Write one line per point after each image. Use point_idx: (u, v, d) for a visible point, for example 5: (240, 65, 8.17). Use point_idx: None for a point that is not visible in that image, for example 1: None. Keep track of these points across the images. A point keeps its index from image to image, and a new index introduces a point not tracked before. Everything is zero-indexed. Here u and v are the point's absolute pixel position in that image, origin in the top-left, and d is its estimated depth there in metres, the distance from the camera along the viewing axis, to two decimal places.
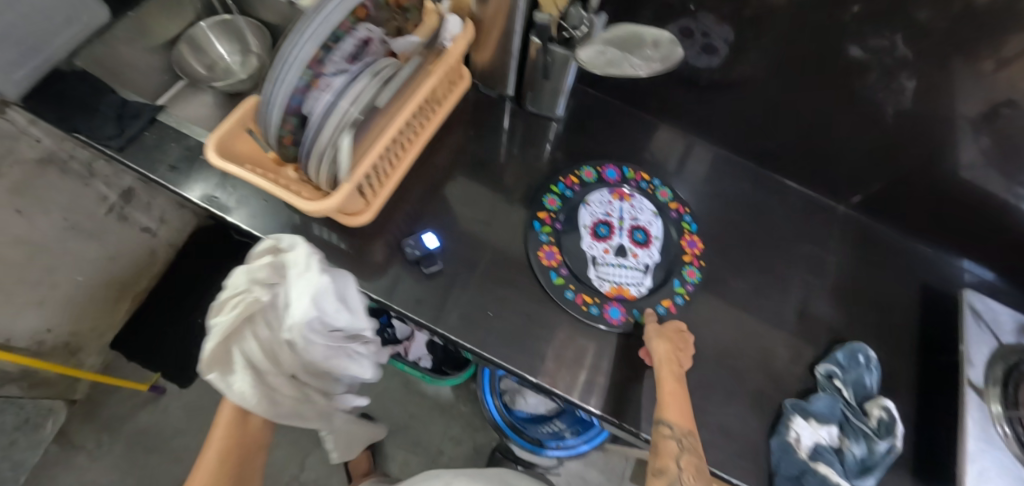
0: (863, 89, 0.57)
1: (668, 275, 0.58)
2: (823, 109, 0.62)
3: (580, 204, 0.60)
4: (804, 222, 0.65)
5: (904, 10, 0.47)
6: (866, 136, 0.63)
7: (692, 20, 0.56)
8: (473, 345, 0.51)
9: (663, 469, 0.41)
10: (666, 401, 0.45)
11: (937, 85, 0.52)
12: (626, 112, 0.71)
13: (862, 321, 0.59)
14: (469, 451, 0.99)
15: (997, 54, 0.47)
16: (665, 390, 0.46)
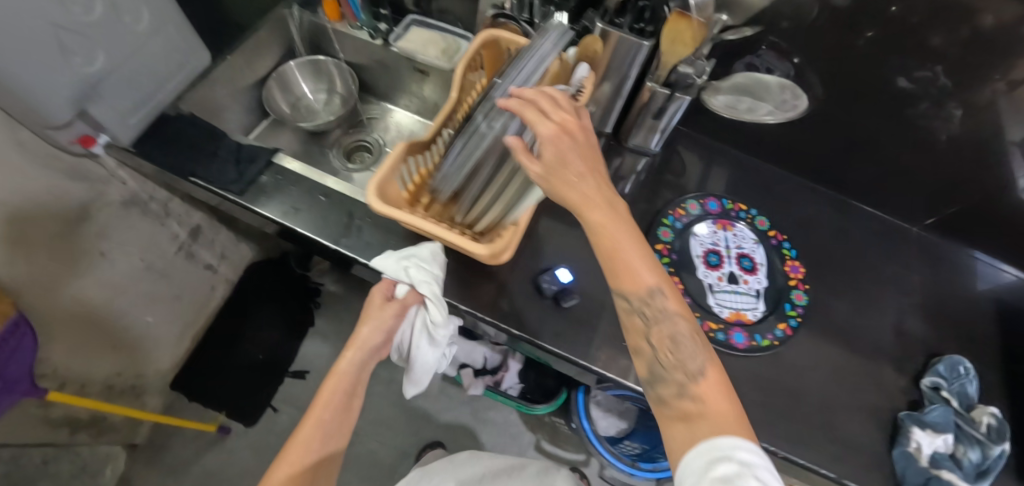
0: (912, 115, 0.60)
1: (779, 299, 0.62)
2: (884, 137, 0.65)
3: (690, 235, 0.64)
4: (884, 245, 0.71)
5: (928, 45, 0.52)
6: (923, 163, 0.65)
7: (755, 56, 0.60)
8: (617, 375, 0.55)
9: (639, 347, 0.40)
10: (621, 274, 0.38)
11: (983, 114, 0.55)
12: (713, 145, 0.75)
13: (952, 335, 0.64)
14: None
15: (1005, 76, 0.51)
16: (603, 251, 0.38)
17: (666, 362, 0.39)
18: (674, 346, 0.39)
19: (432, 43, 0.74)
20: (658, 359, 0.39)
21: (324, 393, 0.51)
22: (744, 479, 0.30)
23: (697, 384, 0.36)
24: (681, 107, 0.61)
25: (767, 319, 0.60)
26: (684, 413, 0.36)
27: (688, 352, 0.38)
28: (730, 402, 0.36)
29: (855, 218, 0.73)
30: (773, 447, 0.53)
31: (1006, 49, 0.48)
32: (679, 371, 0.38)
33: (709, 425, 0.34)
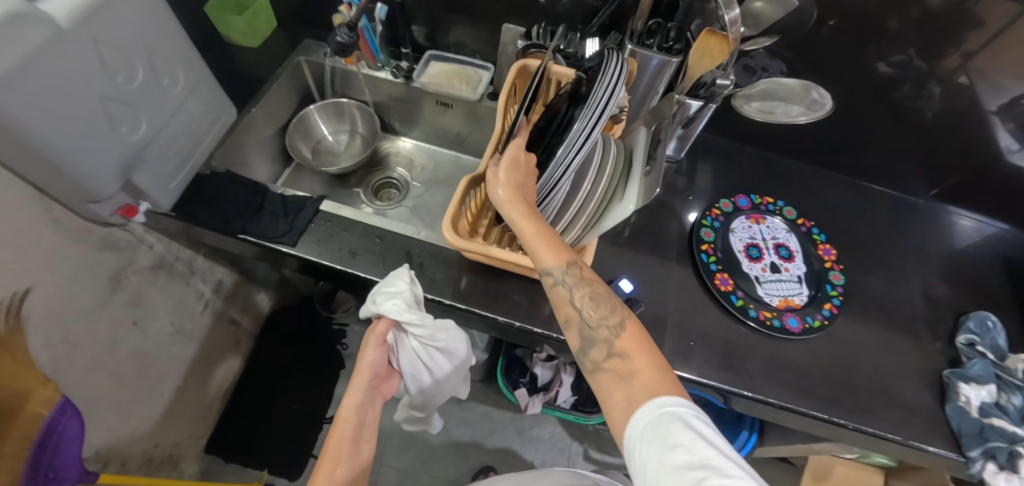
0: (898, 98, 0.67)
1: (821, 282, 0.66)
2: (877, 122, 0.71)
3: (729, 232, 0.68)
4: (897, 220, 0.77)
5: (899, 36, 0.60)
6: (914, 142, 0.72)
7: (748, 58, 0.68)
8: (696, 375, 0.58)
9: (566, 321, 0.42)
10: (535, 247, 0.42)
11: (958, 91, 0.63)
12: (728, 145, 0.80)
13: (971, 294, 0.70)
14: None
15: (960, 49, 0.59)
16: (529, 238, 0.43)
17: (593, 324, 0.40)
18: (594, 309, 0.41)
19: (455, 77, 0.77)
20: (584, 323, 0.41)
21: (328, 455, 0.39)
22: (676, 432, 0.32)
23: (620, 339, 0.38)
24: (706, 116, 0.62)
25: (813, 301, 0.64)
26: (618, 374, 0.37)
27: (606, 309, 0.40)
28: (657, 355, 0.37)
29: (867, 198, 0.78)
30: (845, 420, 0.57)
31: (963, 26, 0.57)
32: (603, 328, 0.39)
33: (642, 375, 0.35)
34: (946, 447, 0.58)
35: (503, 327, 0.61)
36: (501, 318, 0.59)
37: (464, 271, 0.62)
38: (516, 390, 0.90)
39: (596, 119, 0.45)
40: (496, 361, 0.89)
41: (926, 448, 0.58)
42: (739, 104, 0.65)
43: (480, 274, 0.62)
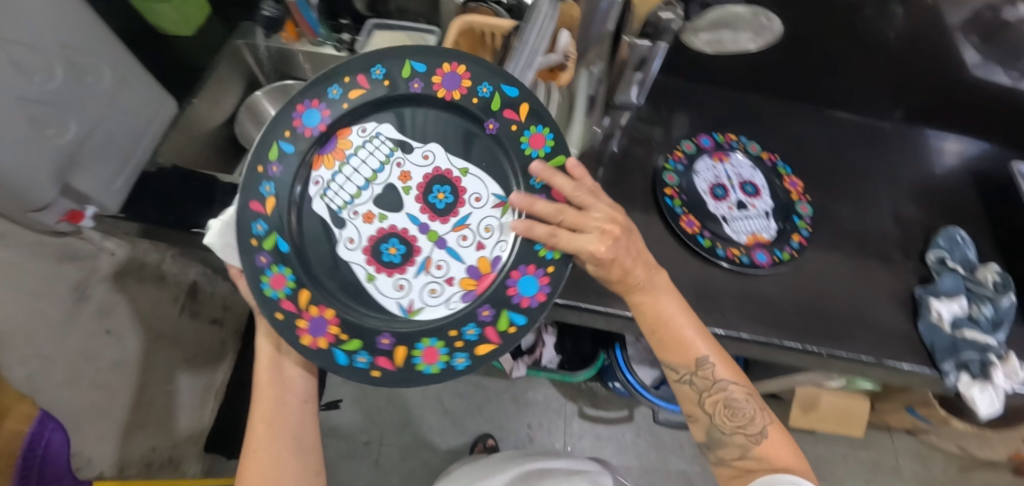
0: (858, 21, 0.65)
1: (788, 215, 0.65)
2: (840, 47, 0.69)
3: (692, 175, 0.67)
4: (866, 144, 0.75)
5: None
6: (880, 63, 0.70)
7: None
8: None
9: (696, 415, 0.52)
10: (669, 348, 0.50)
11: (921, 4, 0.61)
12: (690, 85, 0.77)
13: (939, 212, 0.70)
14: (594, 441, 1.02)
15: None
16: (667, 335, 0.50)
17: (728, 428, 0.50)
18: (728, 412, 0.50)
19: (398, 41, 0.72)
20: (717, 424, 0.50)
21: (256, 401, 0.49)
22: None
23: (756, 442, 0.49)
24: (659, 56, 0.60)
25: (781, 235, 0.63)
26: (748, 469, 0.49)
27: (742, 415, 0.50)
28: (783, 453, 0.48)
29: (833, 126, 0.76)
30: (816, 348, 0.57)
31: None
32: (739, 434, 0.49)
33: (766, 469, 0.47)
34: (916, 363, 0.58)
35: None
36: None
37: None
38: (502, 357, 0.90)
39: None
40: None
41: (899, 366, 0.58)
42: (688, 40, 0.59)
43: None
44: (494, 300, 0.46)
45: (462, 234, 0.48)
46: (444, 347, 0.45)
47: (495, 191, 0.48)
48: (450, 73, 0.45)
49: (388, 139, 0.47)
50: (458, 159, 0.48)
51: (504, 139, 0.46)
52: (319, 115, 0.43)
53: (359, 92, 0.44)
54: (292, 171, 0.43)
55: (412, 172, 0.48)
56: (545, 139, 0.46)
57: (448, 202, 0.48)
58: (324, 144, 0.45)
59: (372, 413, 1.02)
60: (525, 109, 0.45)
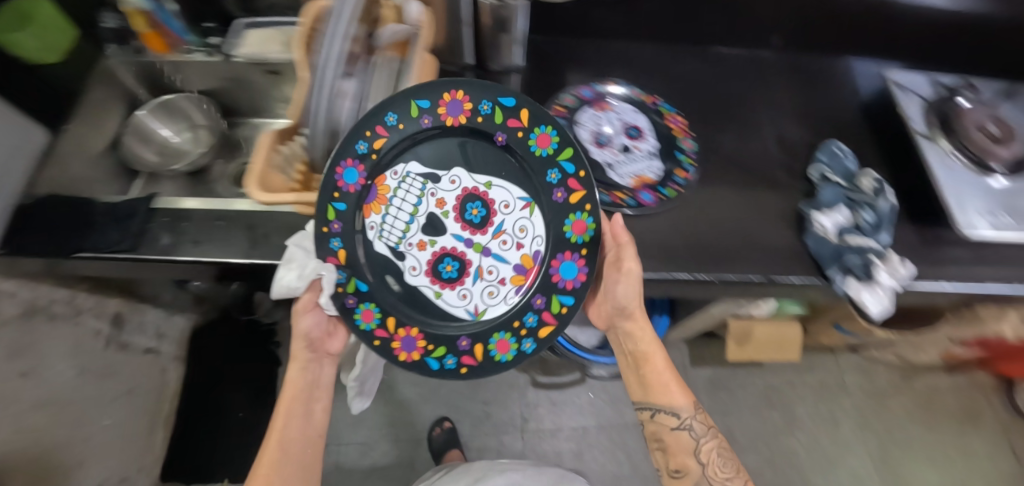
0: None
1: (669, 153, 0.66)
2: None
3: (576, 125, 0.67)
4: (751, 75, 0.76)
5: None
6: None
7: None
8: None
9: (689, 468, 0.56)
10: (671, 391, 0.58)
11: None
12: (572, 41, 0.76)
13: (823, 131, 0.71)
14: (550, 407, 1.04)
15: None
16: (664, 370, 0.58)
17: (715, 480, 0.55)
18: (716, 460, 0.56)
19: (271, 39, 0.72)
20: (707, 477, 0.55)
21: (283, 406, 0.56)
22: None
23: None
24: (518, 14, 0.61)
25: (666, 173, 0.65)
26: None
27: (730, 469, 0.55)
28: None
29: (718, 62, 0.77)
30: (707, 276, 0.58)
31: None
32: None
33: None
34: (803, 275, 0.60)
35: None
36: None
37: None
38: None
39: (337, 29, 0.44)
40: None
41: (788, 281, 0.60)
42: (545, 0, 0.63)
43: None
44: (547, 287, 0.51)
45: (503, 239, 0.52)
46: (512, 337, 0.51)
47: (518, 195, 0.52)
48: (451, 101, 0.49)
49: (418, 175, 0.52)
50: (480, 175, 0.52)
51: (512, 145, 0.50)
52: (356, 169, 0.48)
53: (382, 141, 0.49)
54: (349, 223, 0.50)
55: (446, 196, 0.52)
56: (550, 137, 0.50)
57: (483, 215, 0.52)
58: (368, 195, 0.50)
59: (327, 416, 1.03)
60: (527, 113, 0.49)
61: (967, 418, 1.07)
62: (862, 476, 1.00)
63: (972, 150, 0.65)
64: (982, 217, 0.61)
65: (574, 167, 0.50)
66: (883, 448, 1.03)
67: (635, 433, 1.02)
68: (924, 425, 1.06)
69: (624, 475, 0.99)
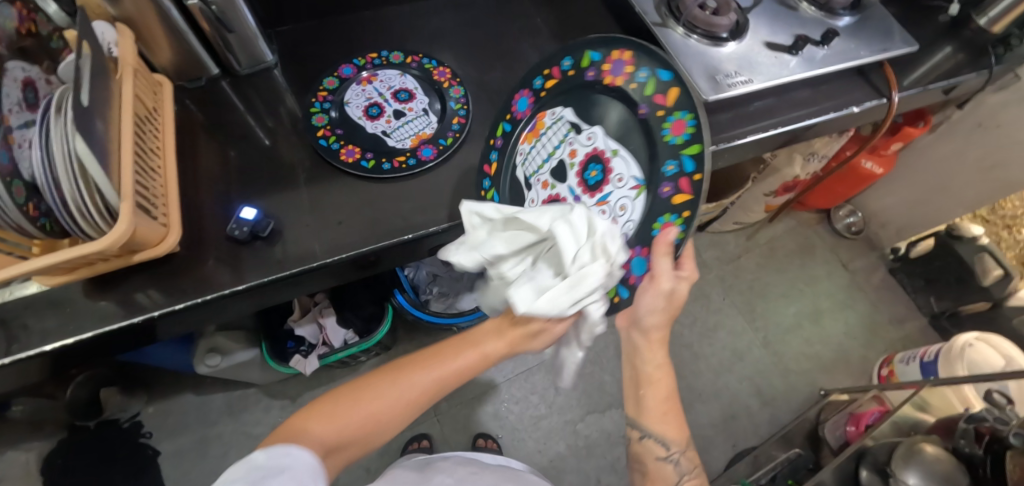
0: None
1: (444, 103, 0.68)
2: None
3: (344, 106, 0.67)
4: (505, 11, 0.80)
5: None
6: None
7: None
8: (351, 251, 0.58)
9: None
10: (671, 421, 0.55)
11: None
12: (323, 24, 0.75)
13: (580, 43, 0.77)
14: None
15: None
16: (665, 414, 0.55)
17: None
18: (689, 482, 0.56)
19: None
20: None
21: (427, 362, 0.49)
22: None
23: None
24: (237, 6, 0.59)
25: (442, 124, 0.66)
26: None
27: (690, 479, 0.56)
28: None
29: (471, 7, 0.80)
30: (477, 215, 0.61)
31: None
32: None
33: None
34: None
35: (146, 327, 0.56)
36: (136, 320, 0.54)
37: (83, 300, 0.55)
38: (292, 361, 0.85)
39: None
40: (259, 348, 0.84)
41: None
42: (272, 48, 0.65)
43: (104, 292, 0.55)
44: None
45: (603, 208, 0.53)
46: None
47: (634, 174, 0.51)
48: (618, 60, 0.53)
49: (568, 122, 0.58)
50: (615, 142, 0.54)
51: (651, 122, 0.50)
52: (529, 100, 0.61)
53: (552, 82, 0.59)
54: (438, 157, 0.63)
55: (579, 148, 0.56)
56: (686, 126, 0.46)
57: (600, 179, 0.54)
58: (527, 125, 0.61)
59: None
60: (676, 93, 0.47)
61: (804, 252, 1.34)
62: (738, 330, 1.22)
63: (701, 27, 0.72)
64: (710, 81, 0.69)
65: (695, 167, 0.45)
66: (748, 301, 1.26)
67: (540, 373, 1.15)
68: (775, 271, 1.30)
69: (543, 414, 1.11)
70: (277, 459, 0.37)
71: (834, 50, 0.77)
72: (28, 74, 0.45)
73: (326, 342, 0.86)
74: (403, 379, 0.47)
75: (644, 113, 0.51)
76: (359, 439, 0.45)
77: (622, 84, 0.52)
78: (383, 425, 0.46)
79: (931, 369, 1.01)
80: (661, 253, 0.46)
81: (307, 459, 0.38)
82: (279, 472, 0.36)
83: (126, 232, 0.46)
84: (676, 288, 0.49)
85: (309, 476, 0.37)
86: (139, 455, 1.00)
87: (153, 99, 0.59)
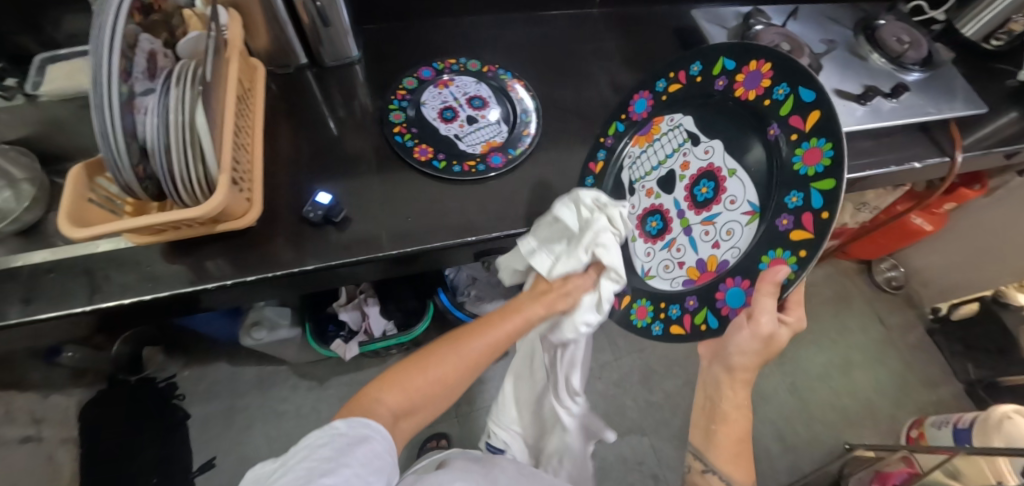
0: None
1: (516, 114, 0.70)
2: None
3: (421, 107, 0.70)
4: (579, 32, 0.82)
5: None
6: None
7: None
8: (415, 245, 0.60)
9: None
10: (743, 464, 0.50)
11: None
12: (406, 26, 0.78)
13: (649, 71, 0.79)
14: (477, 384, 1.14)
15: None
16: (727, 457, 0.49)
17: None
18: None
19: (79, 71, 0.67)
20: None
21: (475, 329, 0.50)
22: None
23: None
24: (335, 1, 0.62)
25: (512, 134, 0.68)
26: None
27: None
28: None
29: (547, 25, 0.82)
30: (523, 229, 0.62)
31: None
32: None
33: None
34: None
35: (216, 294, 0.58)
36: (208, 287, 0.57)
37: (162, 261, 0.58)
38: (332, 344, 0.89)
39: (110, 40, 0.41)
40: (301, 327, 0.87)
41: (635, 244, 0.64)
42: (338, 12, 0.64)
43: (180, 256, 0.58)
44: (705, 295, 0.47)
45: (708, 229, 0.49)
46: (653, 311, 0.53)
47: (750, 199, 0.45)
48: (752, 72, 0.47)
49: (686, 130, 0.54)
50: (732, 159, 0.49)
51: (780, 144, 0.43)
52: (647, 102, 0.58)
53: (680, 88, 0.55)
54: (507, 166, 0.65)
55: (693, 162, 0.53)
56: (819, 156, 0.38)
57: (709, 197, 0.50)
58: (642, 128, 0.59)
59: (256, 453, 1.03)
60: (817, 117, 0.39)
61: (840, 300, 1.32)
62: (764, 371, 1.21)
63: None
64: None
65: (822, 202, 0.37)
66: None
67: None
68: (809, 316, 1.29)
69: None
70: (356, 428, 0.39)
71: (903, 104, 0.77)
72: (153, 47, 0.49)
73: (366, 331, 0.89)
74: (464, 344, 0.49)
75: (772, 133, 0.44)
76: (432, 404, 0.47)
77: (753, 99, 0.46)
78: (452, 388, 0.48)
79: (964, 436, 0.98)
80: (765, 292, 0.39)
81: (381, 428, 0.41)
82: (361, 440, 0.38)
83: (221, 203, 0.49)
84: (776, 333, 0.42)
85: (386, 445, 0.40)
86: (170, 415, 1.04)
87: (249, 81, 0.63)
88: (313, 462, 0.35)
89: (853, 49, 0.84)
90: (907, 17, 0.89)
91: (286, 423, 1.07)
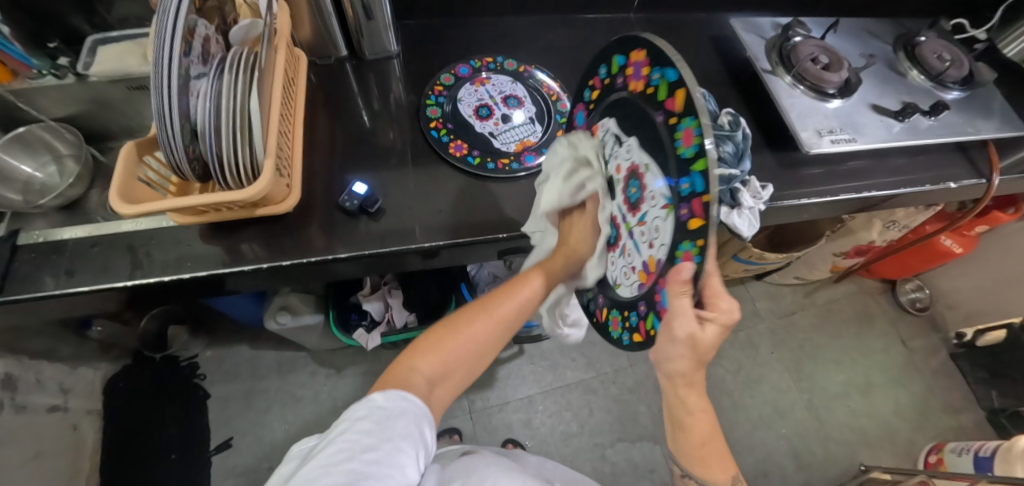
0: None
1: (551, 115, 0.70)
2: None
3: (456, 103, 0.71)
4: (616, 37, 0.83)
5: None
6: None
7: None
8: (447, 239, 0.60)
9: None
10: (710, 460, 0.51)
11: None
12: (445, 23, 0.79)
13: None
14: (491, 382, 1.14)
15: None
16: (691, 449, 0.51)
17: None
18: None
19: (129, 54, 0.69)
20: None
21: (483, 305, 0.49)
22: None
23: None
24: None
25: (545, 134, 0.69)
26: None
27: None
28: None
29: (584, 27, 0.83)
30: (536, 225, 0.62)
31: None
32: None
33: None
34: None
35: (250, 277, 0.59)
36: (242, 269, 0.58)
37: (199, 242, 0.59)
38: (355, 333, 0.91)
39: (172, 26, 0.42)
40: (325, 315, 0.90)
41: None
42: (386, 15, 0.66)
43: (218, 239, 0.60)
44: (650, 300, 0.39)
45: (643, 230, 0.41)
46: (621, 320, 0.45)
47: (663, 191, 0.37)
48: (637, 63, 0.39)
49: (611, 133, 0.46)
50: (645, 152, 0.39)
51: (665, 135, 0.35)
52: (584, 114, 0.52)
53: (600, 95, 0.47)
54: (539, 165, 0.66)
55: (622, 163, 0.44)
56: (692, 136, 0.31)
57: (638, 196, 0.41)
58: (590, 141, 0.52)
59: (271, 437, 1.04)
60: (682, 95, 0.32)
61: (863, 320, 1.30)
62: (781, 387, 1.20)
63: (809, 80, 0.73)
64: (813, 135, 0.69)
65: (702, 186, 0.31)
66: (796, 359, 1.23)
67: (576, 391, 1.15)
68: (828, 333, 1.27)
69: (573, 432, 1.11)
70: (395, 402, 0.40)
71: (942, 122, 0.76)
72: (207, 33, 0.50)
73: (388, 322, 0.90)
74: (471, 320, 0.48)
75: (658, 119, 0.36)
76: (450, 384, 0.46)
77: (640, 92, 0.38)
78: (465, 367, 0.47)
79: (985, 464, 0.96)
80: (678, 294, 0.34)
81: (420, 403, 0.42)
82: (399, 415, 0.40)
83: (265, 188, 0.50)
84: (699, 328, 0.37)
85: (424, 421, 0.41)
86: (191, 394, 1.07)
87: (292, 70, 0.64)
88: (354, 436, 0.37)
89: (892, 65, 0.83)
90: (948, 35, 0.88)
91: (302, 408, 1.08)
